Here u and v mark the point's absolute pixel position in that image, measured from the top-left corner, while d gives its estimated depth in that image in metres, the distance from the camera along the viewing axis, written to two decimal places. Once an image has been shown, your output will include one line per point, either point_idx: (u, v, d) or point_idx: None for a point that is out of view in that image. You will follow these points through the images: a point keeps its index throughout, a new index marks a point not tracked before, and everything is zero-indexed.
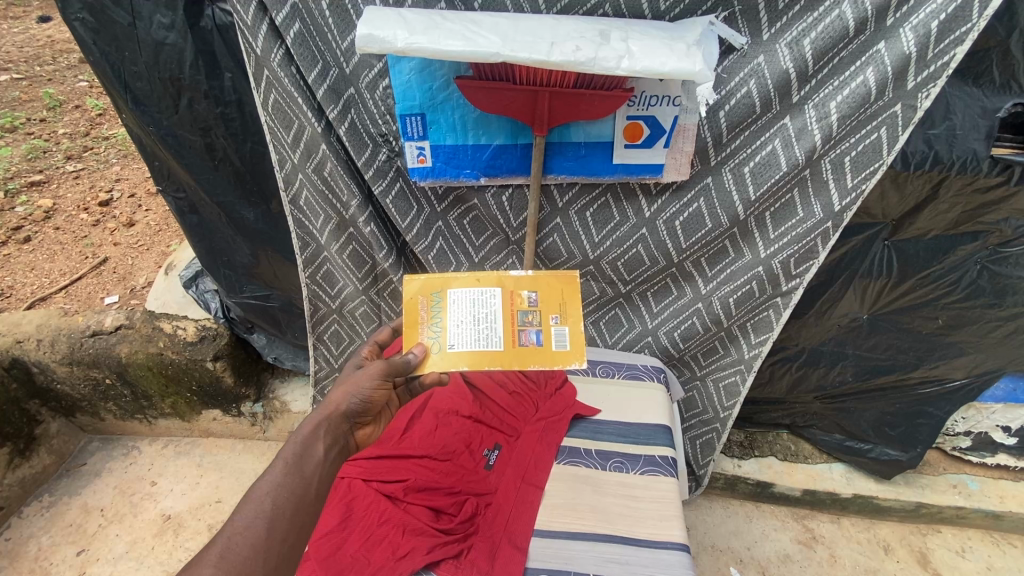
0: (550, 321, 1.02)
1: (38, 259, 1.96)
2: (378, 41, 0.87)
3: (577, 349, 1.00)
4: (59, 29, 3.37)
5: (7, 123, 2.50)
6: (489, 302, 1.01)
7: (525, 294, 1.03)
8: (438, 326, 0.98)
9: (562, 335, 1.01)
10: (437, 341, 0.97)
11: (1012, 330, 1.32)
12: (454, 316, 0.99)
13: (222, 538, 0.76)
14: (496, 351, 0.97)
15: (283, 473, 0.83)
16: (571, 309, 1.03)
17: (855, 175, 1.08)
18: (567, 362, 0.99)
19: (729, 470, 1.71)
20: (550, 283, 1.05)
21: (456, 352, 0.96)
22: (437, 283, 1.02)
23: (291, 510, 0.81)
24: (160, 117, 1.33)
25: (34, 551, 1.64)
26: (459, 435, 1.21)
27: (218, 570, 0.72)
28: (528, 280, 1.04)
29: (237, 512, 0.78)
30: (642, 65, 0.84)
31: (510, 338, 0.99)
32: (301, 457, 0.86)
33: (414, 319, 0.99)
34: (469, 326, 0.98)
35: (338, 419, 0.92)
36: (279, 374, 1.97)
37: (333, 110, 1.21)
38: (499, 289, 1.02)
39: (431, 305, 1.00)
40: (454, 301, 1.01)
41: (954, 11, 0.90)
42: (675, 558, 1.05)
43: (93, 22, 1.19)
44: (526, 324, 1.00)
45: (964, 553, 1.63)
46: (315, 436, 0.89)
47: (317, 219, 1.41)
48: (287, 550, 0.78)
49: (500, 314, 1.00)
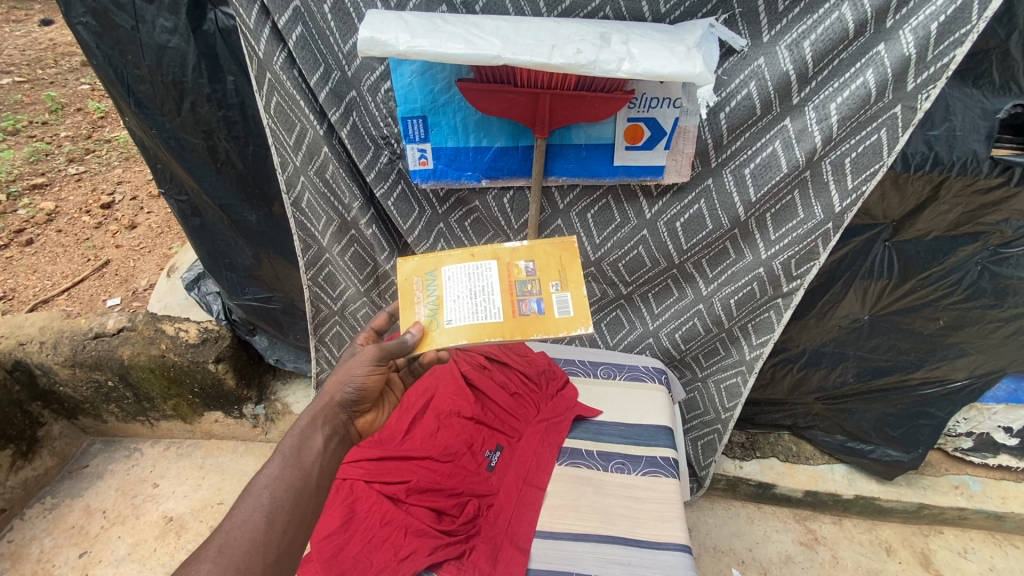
0: (551, 288, 1.00)
1: (40, 262, 1.96)
2: (380, 45, 0.87)
3: (582, 315, 0.98)
4: (62, 33, 3.39)
5: (9, 126, 2.51)
6: (485, 274, 1.00)
7: (521, 264, 1.01)
8: (434, 303, 0.98)
9: (564, 301, 0.99)
10: (434, 318, 0.97)
11: (1012, 331, 1.32)
12: (450, 291, 0.99)
13: (221, 532, 0.76)
14: (496, 322, 0.96)
15: (282, 466, 0.84)
16: (571, 274, 1.01)
17: (855, 176, 1.09)
18: (572, 327, 0.97)
19: (731, 471, 1.71)
20: (547, 251, 1.03)
21: (455, 327, 0.95)
22: (431, 263, 1.02)
23: (290, 503, 0.81)
24: (163, 120, 1.34)
25: (36, 553, 1.64)
26: (460, 436, 1.20)
27: (217, 565, 0.72)
28: (524, 250, 1.02)
29: (235, 507, 0.78)
30: (642, 67, 0.85)
31: (510, 309, 0.97)
32: (299, 449, 0.87)
33: (410, 298, 1.00)
34: (466, 300, 0.98)
35: (335, 409, 0.93)
36: (281, 376, 1.97)
37: (334, 113, 1.22)
38: (495, 262, 1.01)
39: (426, 284, 1.01)
40: (449, 277, 1.00)
41: (954, 13, 0.90)
42: (676, 560, 1.05)
43: (95, 25, 1.20)
44: (526, 293, 0.99)
45: (966, 554, 1.63)
46: (313, 427, 0.90)
47: (319, 221, 1.41)
48: (287, 543, 0.79)
49: (498, 285, 0.99)
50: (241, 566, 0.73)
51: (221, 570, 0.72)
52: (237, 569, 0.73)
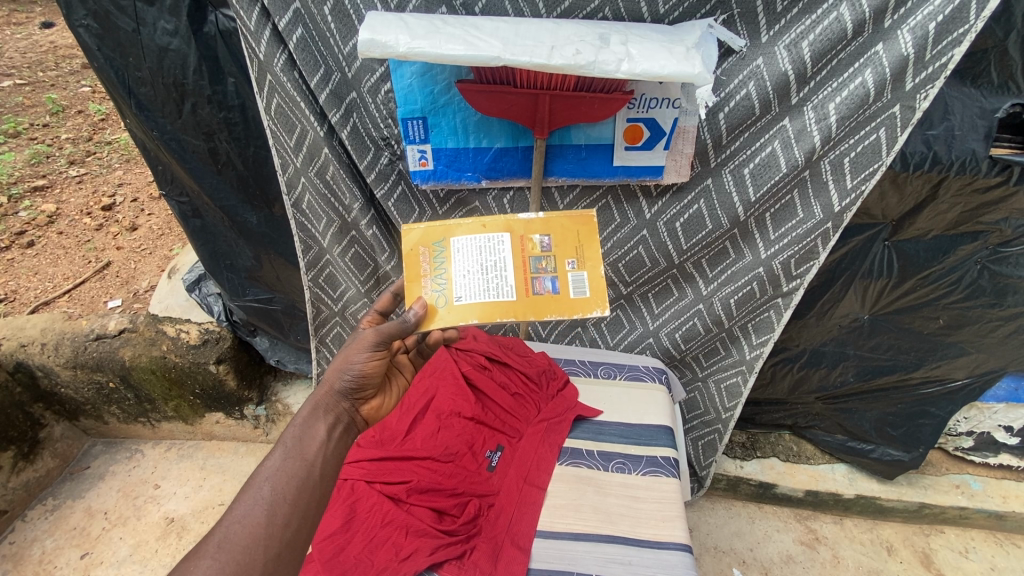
0: (567, 266, 1.00)
1: (41, 263, 1.97)
2: (380, 46, 0.87)
3: (598, 296, 1.00)
4: (62, 36, 3.40)
5: (9, 128, 2.52)
6: (497, 248, 0.99)
7: (537, 238, 1.01)
8: (443, 279, 0.98)
9: (580, 281, 1.00)
10: (442, 295, 0.97)
11: (1013, 330, 1.32)
12: (459, 265, 0.98)
13: (220, 528, 0.77)
14: (509, 302, 0.97)
15: (282, 458, 0.86)
16: (588, 250, 1.01)
17: (855, 176, 1.09)
18: (587, 309, 0.99)
19: (731, 471, 1.71)
20: (563, 225, 1.02)
21: (464, 305, 0.96)
22: (438, 232, 1.00)
23: (292, 495, 0.83)
24: (164, 121, 1.34)
25: (38, 554, 1.65)
26: (461, 436, 1.20)
27: (216, 561, 0.73)
28: (540, 223, 1.01)
29: (235, 502, 0.79)
30: (641, 68, 0.85)
31: (523, 287, 0.98)
32: (301, 440, 0.89)
33: (416, 272, 0.99)
34: (477, 276, 0.98)
35: (335, 398, 0.96)
36: (282, 377, 1.96)
37: (335, 115, 1.22)
38: (507, 235, 1.00)
39: (433, 255, 1.00)
40: (458, 249, 0.99)
41: (951, 13, 0.90)
42: (677, 559, 1.05)
43: (97, 28, 1.21)
44: (540, 271, 0.99)
45: (967, 553, 1.63)
46: (314, 417, 0.92)
47: (319, 222, 1.42)
48: (289, 537, 0.79)
49: (511, 261, 0.99)
50: (242, 559, 0.74)
51: (219, 566, 0.72)
52: (237, 563, 0.73)
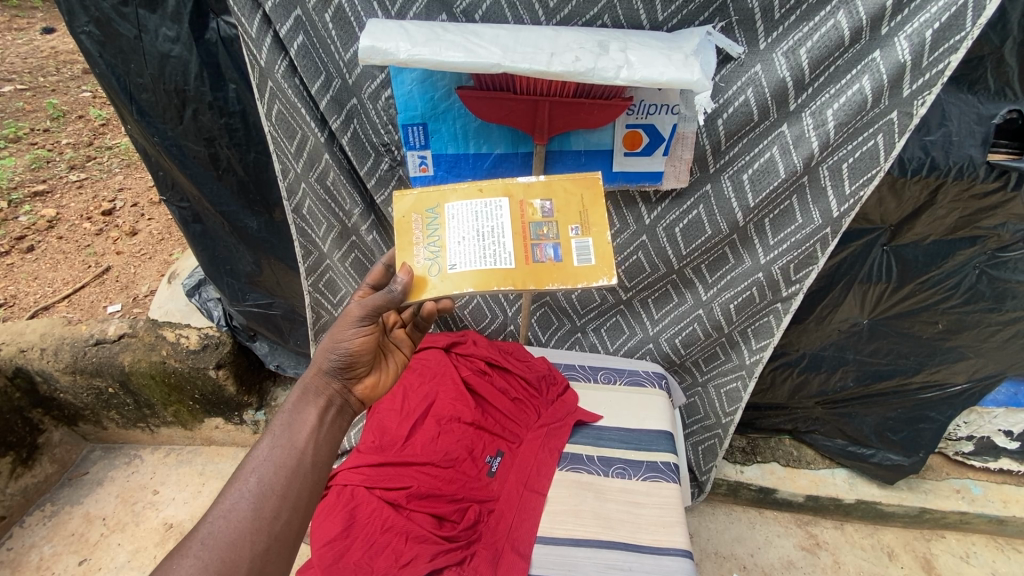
0: (570, 232, 0.96)
1: (41, 268, 1.98)
2: (380, 53, 0.88)
3: (606, 264, 0.95)
4: (63, 41, 3.40)
5: (10, 134, 2.53)
6: (495, 214, 0.96)
7: (537, 203, 0.98)
8: (437, 246, 0.95)
9: (586, 247, 0.96)
10: (436, 263, 0.93)
11: (1012, 334, 1.32)
12: (453, 232, 0.95)
13: (205, 523, 0.76)
14: (507, 269, 0.93)
15: (270, 446, 0.84)
16: (593, 215, 0.97)
17: (853, 182, 1.10)
18: (595, 276, 0.94)
19: (732, 476, 1.70)
20: (566, 189, 0.99)
21: (458, 272, 0.92)
22: (433, 198, 0.99)
23: (281, 486, 0.81)
24: (165, 128, 1.34)
25: (36, 560, 1.64)
26: (460, 442, 1.17)
27: (199, 561, 0.72)
28: (541, 187, 0.99)
29: (221, 495, 0.78)
30: (641, 75, 0.86)
31: (522, 254, 0.94)
32: (291, 426, 0.86)
33: (409, 237, 0.96)
34: (473, 242, 0.94)
35: (324, 378, 0.92)
36: (281, 382, 1.95)
37: (336, 120, 1.23)
38: (506, 199, 0.97)
39: (426, 222, 0.97)
40: (453, 215, 0.97)
41: (947, 21, 0.91)
42: (677, 565, 1.05)
43: (99, 35, 1.21)
44: (542, 238, 0.95)
45: (968, 558, 1.63)
46: (304, 402, 0.89)
47: (319, 228, 1.42)
48: (278, 530, 0.78)
49: (510, 227, 0.96)
50: (227, 557, 0.73)
51: (203, 566, 0.72)
52: (222, 560, 0.73)
